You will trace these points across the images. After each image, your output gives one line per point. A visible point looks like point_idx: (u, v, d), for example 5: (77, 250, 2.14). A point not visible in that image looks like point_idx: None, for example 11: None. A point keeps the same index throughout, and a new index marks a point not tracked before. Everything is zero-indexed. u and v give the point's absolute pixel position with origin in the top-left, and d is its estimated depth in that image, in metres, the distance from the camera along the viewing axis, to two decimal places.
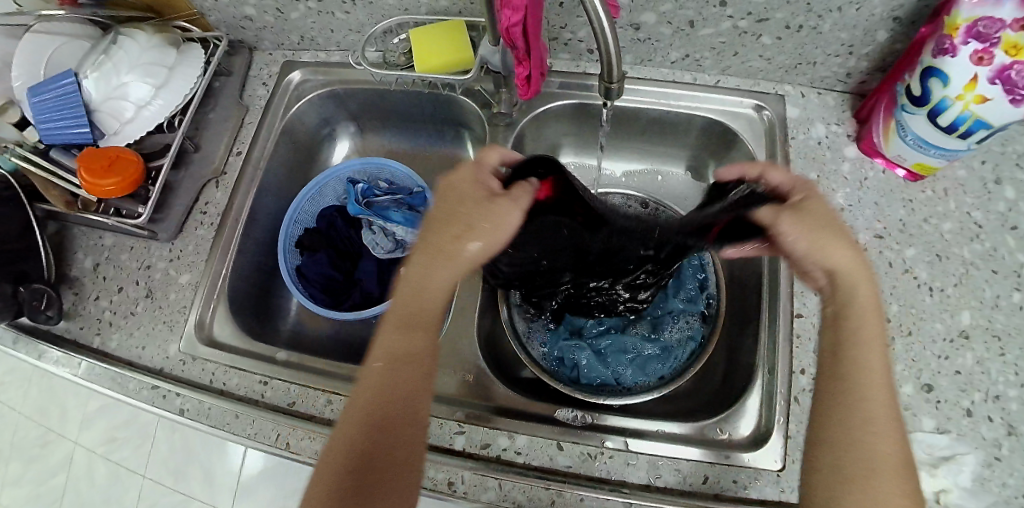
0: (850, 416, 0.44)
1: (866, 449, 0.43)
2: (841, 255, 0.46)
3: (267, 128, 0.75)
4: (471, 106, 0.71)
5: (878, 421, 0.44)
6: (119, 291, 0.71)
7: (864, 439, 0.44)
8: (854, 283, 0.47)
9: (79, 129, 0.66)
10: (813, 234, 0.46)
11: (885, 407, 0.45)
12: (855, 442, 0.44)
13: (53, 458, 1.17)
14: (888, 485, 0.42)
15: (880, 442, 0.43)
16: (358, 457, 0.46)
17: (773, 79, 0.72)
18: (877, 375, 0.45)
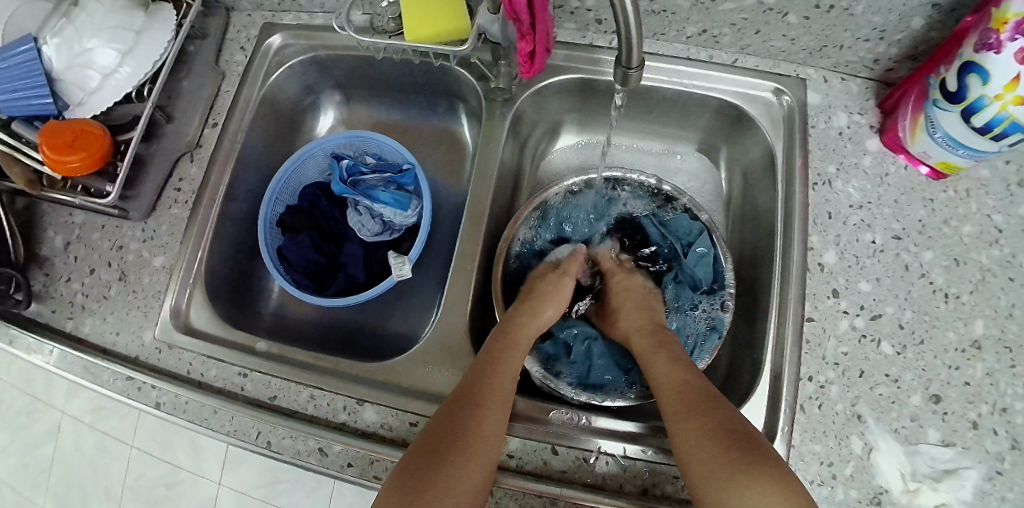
0: (670, 416, 0.50)
1: (691, 438, 0.47)
2: (627, 326, 0.62)
3: (245, 98, 0.69)
4: (467, 79, 0.66)
5: (686, 409, 0.49)
6: (91, 273, 0.67)
7: (679, 433, 0.48)
8: (652, 370, 0.56)
9: (42, 99, 0.62)
10: (637, 324, 0.61)
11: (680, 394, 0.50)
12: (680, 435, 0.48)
13: (39, 427, 1.14)
14: (713, 457, 0.45)
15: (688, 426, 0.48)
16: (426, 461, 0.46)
17: (795, 61, 0.66)
18: (664, 376, 0.53)
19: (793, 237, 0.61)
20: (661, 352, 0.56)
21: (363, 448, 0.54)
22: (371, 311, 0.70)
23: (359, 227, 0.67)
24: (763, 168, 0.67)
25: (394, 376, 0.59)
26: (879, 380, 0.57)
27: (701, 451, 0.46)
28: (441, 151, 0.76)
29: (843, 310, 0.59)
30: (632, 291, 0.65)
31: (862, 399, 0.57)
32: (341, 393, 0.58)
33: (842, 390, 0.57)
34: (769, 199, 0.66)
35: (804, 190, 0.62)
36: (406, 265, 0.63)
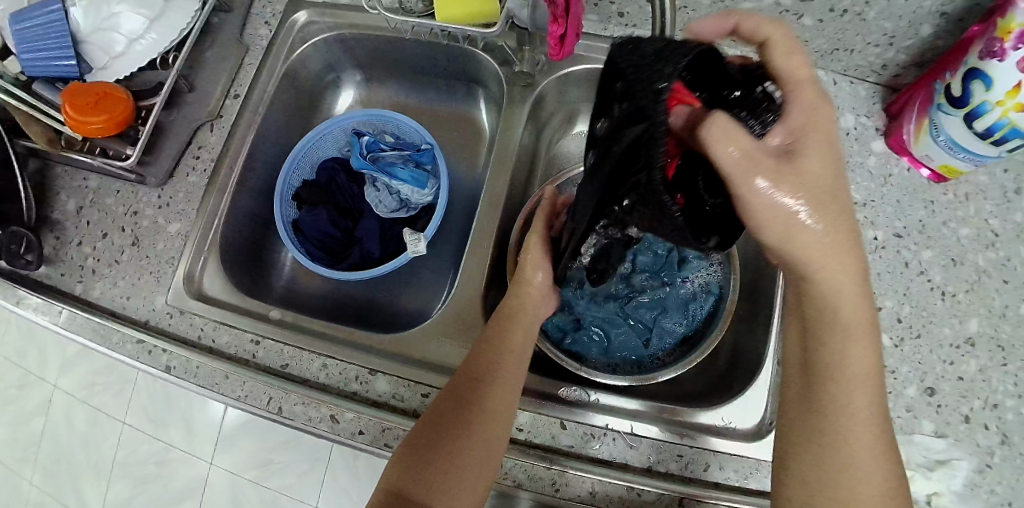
0: (834, 414, 0.44)
1: (859, 459, 0.44)
2: (810, 238, 0.38)
3: (268, 72, 0.70)
4: (490, 65, 0.67)
5: (870, 429, 0.44)
6: (103, 238, 0.68)
7: (849, 444, 0.44)
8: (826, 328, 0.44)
9: (66, 61, 0.62)
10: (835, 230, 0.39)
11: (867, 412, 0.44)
12: (844, 445, 0.44)
13: (31, 400, 1.13)
14: (870, 481, 0.44)
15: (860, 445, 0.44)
16: (441, 461, 0.48)
17: (806, 63, 0.69)
18: (860, 374, 0.44)
19: None
20: (863, 329, 0.44)
21: (375, 416, 0.55)
22: (382, 287, 0.71)
23: (376, 203, 0.68)
24: None
25: (407, 348, 0.59)
26: None
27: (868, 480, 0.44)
28: (458, 133, 0.77)
29: None
30: (818, 166, 0.39)
31: None
32: (353, 363, 0.58)
33: None
34: None
35: None
36: (422, 241, 0.64)
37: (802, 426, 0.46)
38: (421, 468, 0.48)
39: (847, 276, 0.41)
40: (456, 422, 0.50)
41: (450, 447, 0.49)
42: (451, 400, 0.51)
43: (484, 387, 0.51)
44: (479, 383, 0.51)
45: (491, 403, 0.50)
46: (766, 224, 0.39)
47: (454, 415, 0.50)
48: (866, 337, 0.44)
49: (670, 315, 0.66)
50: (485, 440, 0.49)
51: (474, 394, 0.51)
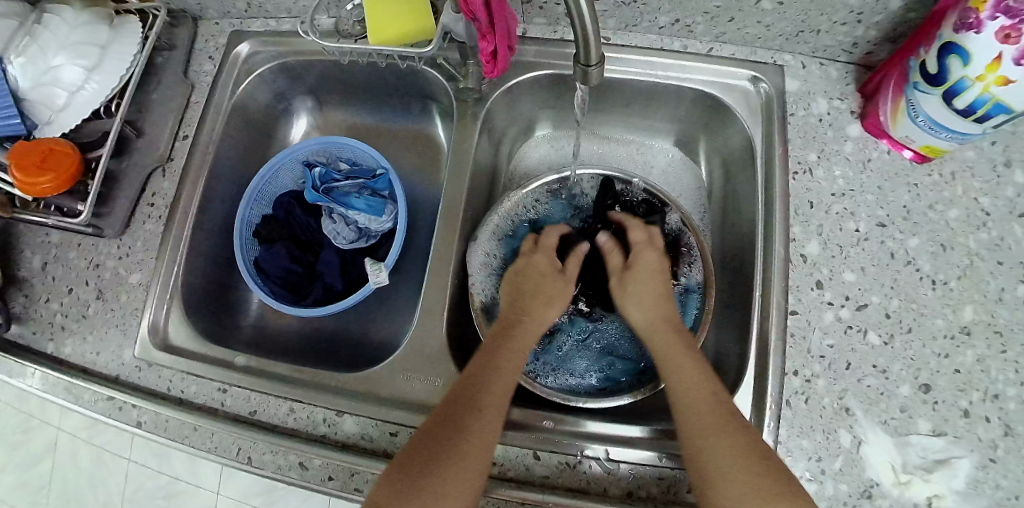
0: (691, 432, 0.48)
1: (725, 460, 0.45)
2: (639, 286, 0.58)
3: (214, 109, 0.68)
4: (438, 80, 0.65)
5: (714, 427, 0.47)
6: (69, 293, 0.67)
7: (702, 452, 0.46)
8: (670, 377, 0.52)
9: (10, 121, 0.61)
10: (654, 315, 0.56)
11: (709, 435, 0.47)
12: (699, 444, 0.47)
13: (36, 444, 1.14)
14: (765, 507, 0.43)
15: (717, 442, 0.46)
16: (416, 464, 0.46)
17: (772, 47, 0.64)
18: (689, 395, 0.50)
19: (775, 227, 0.60)
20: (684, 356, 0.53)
21: (343, 461, 0.54)
22: (350, 319, 0.69)
23: (334, 234, 0.66)
24: (743, 158, 0.66)
25: (373, 386, 0.58)
26: (867, 371, 0.56)
27: (733, 480, 0.44)
28: (417, 152, 0.75)
29: (828, 302, 0.58)
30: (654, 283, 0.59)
31: (850, 392, 0.56)
32: (320, 405, 0.57)
33: (829, 384, 0.56)
34: (749, 189, 0.64)
35: (785, 180, 0.61)
36: (383, 271, 0.62)
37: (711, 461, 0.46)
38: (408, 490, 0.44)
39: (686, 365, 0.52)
40: (447, 440, 0.47)
41: (437, 474, 0.45)
42: (443, 415, 0.49)
43: (479, 407, 0.49)
44: (474, 399, 0.49)
45: (484, 421, 0.48)
46: (641, 312, 0.57)
47: (443, 437, 0.47)
48: (688, 366, 0.52)
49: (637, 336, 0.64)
50: (477, 454, 0.46)
51: (468, 415, 0.48)
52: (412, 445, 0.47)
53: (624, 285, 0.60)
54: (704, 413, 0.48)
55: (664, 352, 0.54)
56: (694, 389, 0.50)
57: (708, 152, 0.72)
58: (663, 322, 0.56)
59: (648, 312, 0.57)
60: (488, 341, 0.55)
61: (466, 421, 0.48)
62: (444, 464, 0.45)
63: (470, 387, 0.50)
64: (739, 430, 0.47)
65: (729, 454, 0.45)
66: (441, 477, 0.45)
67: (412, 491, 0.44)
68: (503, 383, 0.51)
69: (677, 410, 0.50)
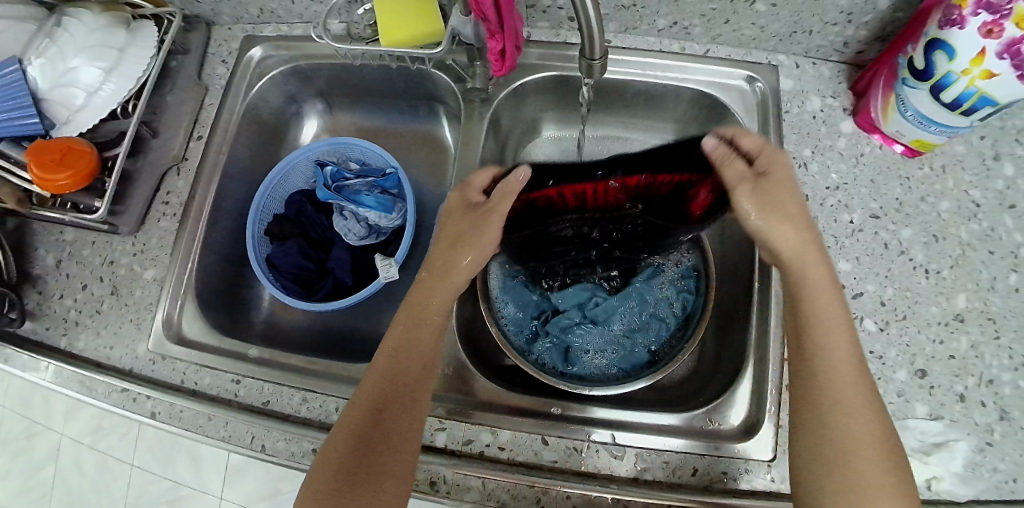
0: (824, 406, 0.47)
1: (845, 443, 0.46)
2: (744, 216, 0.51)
3: (228, 110, 0.70)
4: (445, 81, 0.67)
5: (857, 410, 0.46)
6: (83, 289, 0.68)
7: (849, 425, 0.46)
8: (817, 305, 0.50)
9: (28, 120, 0.63)
10: (804, 238, 0.51)
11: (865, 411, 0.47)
12: (831, 420, 0.46)
13: (40, 450, 1.13)
14: (885, 489, 0.44)
15: (857, 429, 0.46)
16: (349, 454, 0.50)
17: (766, 48, 0.67)
18: (835, 353, 0.48)
19: None
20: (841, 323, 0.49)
21: None
22: (359, 314, 0.71)
23: (345, 231, 0.68)
24: None
25: None
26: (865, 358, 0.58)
27: (864, 458, 0.45)
28: (423, 152, 0.77)
29: None
30: (786, 185, 0.52)
31: None
32: (332, 395, 0.58)
33: None
34: None
35: None
36: (393, 266, 0.64)
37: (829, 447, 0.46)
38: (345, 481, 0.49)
39: (835, 321, 0.49)
40: (374, 429, 0.50)
41: (373, 462, 0.49)
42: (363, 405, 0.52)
43: (407, 395, 0.52)
44: (399, 389, 0.52)
45: (407, 412, 0.51)
46: (768, 228, 0.51)
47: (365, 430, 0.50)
48: (841, 334, 0.49)
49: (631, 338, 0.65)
50: (407, 441, 0.50)
51: (392, 406, 0.51)
52: (339, 437, 0.51)
53: (757, 191, 0.51)
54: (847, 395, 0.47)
55: (820, 300, 0.49)
56: (841, 362, 0.48)
57: None
58: (804, 243, 0.50)
59: (783, 235, 0.51)
60: (404, 314, 0.56)
61: (390, 414, 0.51)
62: (376, 456, 0.49)
63: (393, 374, 0.52)
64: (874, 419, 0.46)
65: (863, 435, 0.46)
66: (379, 467, 0.49)
67: (354, 478, 0.49)
68: (422, 360, 0.54)
69: (829, 377, 0.47)
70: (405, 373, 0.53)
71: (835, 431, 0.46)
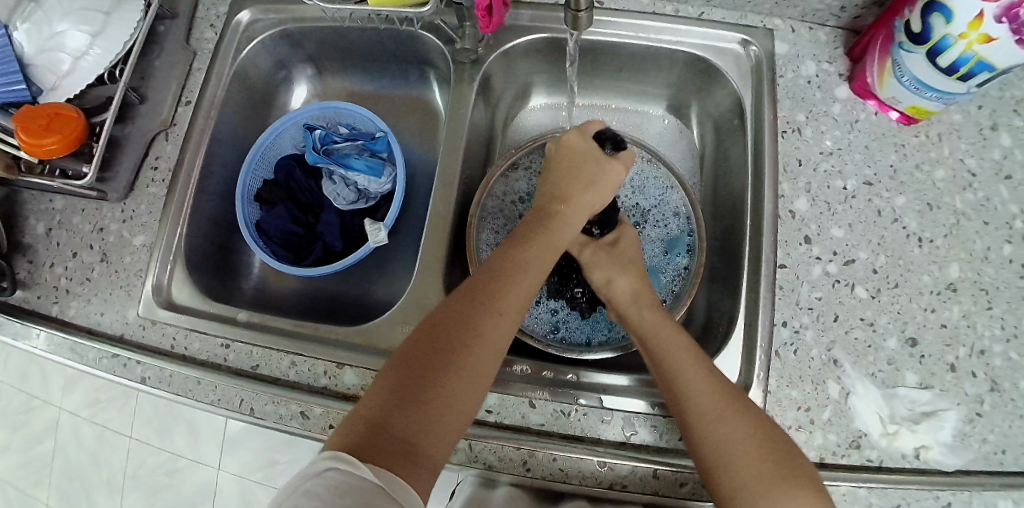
0: (695, 417, 0.47)
1: (737, 445, 0.45)
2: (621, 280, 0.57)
3: (215, 76, 0.68)
4: (434, 44, 0.65)
5: (725, 413, 0.46)
6: (73, 257, 0.68)
7: (704, 401, 0.47)
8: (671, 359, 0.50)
9: (16, 86, 0.63)
10: (654, 316, 0.54)
11: (698, 379, 0.48)
12: (709, 420, 0.46)
13: (39, 423, 1.13)
14: (759, 468, 0.44)
15: (740, 433, 0.45)
16: (417, 366, 0.45)
17: (762, 12, 0.64)
18: (685, 364, 0.50)
19: (763, 184, 0.59)
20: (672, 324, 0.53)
21: (345, 411, 0.55)
22: (349, 281, 0.70)
23: (334, 196, 0.67)
24: (732, 120, 0.65)
25: (372, 339, 0.58)
26: (855, 324, 0.57)
27: (739, 451, 0.45)
28: (415, 118, 0.76)
29: (817, 257, 0.58)
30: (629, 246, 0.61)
31: (838, 344, 0.56)
32: (320, 358, 0.58)
33: (818, 335, 0.56)
34: (740, 151, 0.64)
35: (773, 139, 0.60)
36: (382, 231, 0.63)
37: (713, 434, 0.46)
38: (398, 403, 0.43)
39: (673, 335, 0.52)
40: (448, 342, 0.46)
41: (438, 389, 0.44)
42: (417, 350, 0.46)
43: (488, 310, 0.48)
44: (475, 309, 0.48)
45: (490, 337, 0.47)
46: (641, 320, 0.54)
47: (416, 372, 0.44)
48: (676, 333, 0.52)
49: None
50: (478, 368, 0.46)
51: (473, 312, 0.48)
52: (404, 354, 0.46)
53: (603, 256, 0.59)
54: (711, 396, 0.47)
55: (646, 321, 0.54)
56: (700, 372, 0.49)
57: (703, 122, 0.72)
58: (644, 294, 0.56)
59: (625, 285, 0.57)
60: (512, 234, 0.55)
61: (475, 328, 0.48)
62: (459, 371, 0.45)
63: (463, 300, 0.49)
64: (746, 426, 0.46)
65: (745, 427, 0.46)
66: (445, 381, 0.44)
67: (418, 381, 0.44)
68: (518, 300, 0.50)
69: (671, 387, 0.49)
70: (467, 292, 0.50)
71: (716, 432, 0.46)
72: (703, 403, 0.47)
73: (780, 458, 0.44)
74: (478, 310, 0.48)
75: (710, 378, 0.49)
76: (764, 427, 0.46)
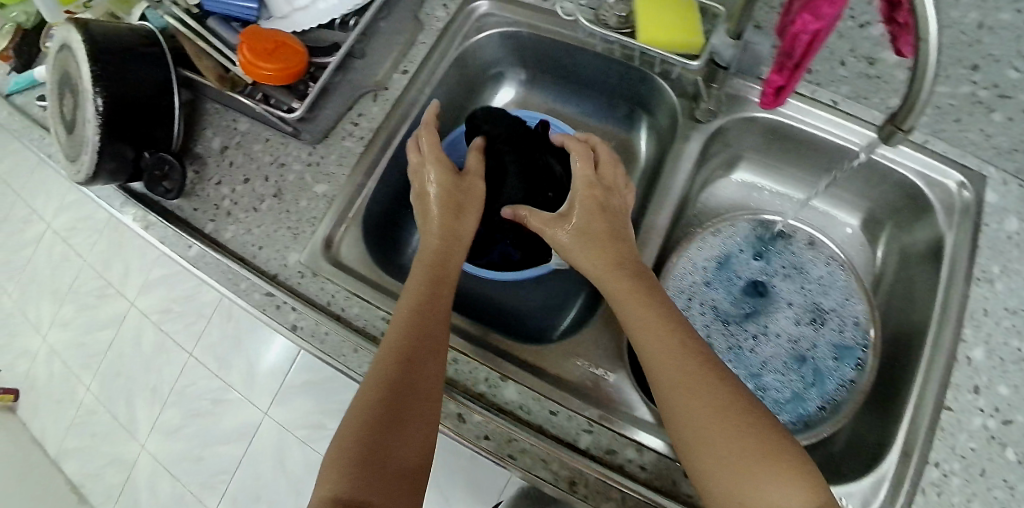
0: (691, 426, 0.43)
1: (737, 456, 0.41)
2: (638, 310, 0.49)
3: (439, 54, 0.69)
4: (667, 96, 0.66)
5: (715, 417, 0.43)
6: (244, 183, 0.67)
7: (692, 399, 0.44)
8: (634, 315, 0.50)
9: (248, 4, 0.65)
10: (622, 284, 0.51)
11: (676, 367, 0.46)
12: (716, 424, 0.43)
13: (108, 311, 1.15)
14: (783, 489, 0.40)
15: (737, 441, 0.42)
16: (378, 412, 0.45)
17: (980, 156, 0.64)
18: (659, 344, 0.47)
19: (948, 321, 0.59)
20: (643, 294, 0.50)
21: (502, 425, 0.54)
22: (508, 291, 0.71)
23: None
24: (925, 255, 0.66)
25: (539, 359, 0.60)
26: (995, 484, 0.53)
27: (758, 471, 0.41)
28: (609, 153, 0.75)
29: (980, 408, 0.56)
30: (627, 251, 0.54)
31: (978, 498, 0.52)
32: (485, 365, 0.57)
33: (963, 484, 0.53)
34: (929, 285, 0.64)
35: (965, 282, 0.60)
36: None
37: (718, 447, 0.42)
38: (366, 457, 0.43)
39: (637, 308, 0.50)
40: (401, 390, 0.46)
41: (394, 438, 0.44)
42: (376, 396, 0.46)
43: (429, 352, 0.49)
44: (412, 351, 0.48)
45: (425, 373, 0.48)
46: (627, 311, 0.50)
47: (385, 417, 0.45)
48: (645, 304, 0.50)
49: (795, 385, 0.64)
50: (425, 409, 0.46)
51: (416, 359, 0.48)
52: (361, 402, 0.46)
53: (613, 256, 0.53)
54: (685, 382, 0.45)
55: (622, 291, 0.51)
56: (671, 349, 0.47)
57: (886, 241, 0.73)
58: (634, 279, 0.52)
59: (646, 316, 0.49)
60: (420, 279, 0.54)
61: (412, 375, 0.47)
62: (409, 412, 0.45)
63: (409, 348, 0.48)
64: (730, 426, 0.42)
65: (752, 439, 0.42)
66: (405, 424, 0.45)
67: (384, 423, 0.45)
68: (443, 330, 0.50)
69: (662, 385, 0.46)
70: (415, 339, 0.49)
71: (704, 434, 0.42)
72: (689, 406, 0.44)
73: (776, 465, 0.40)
74: (419, 362, 0.48)
75: (699, 370, 0.45)
76: (751, 430, 0.42)
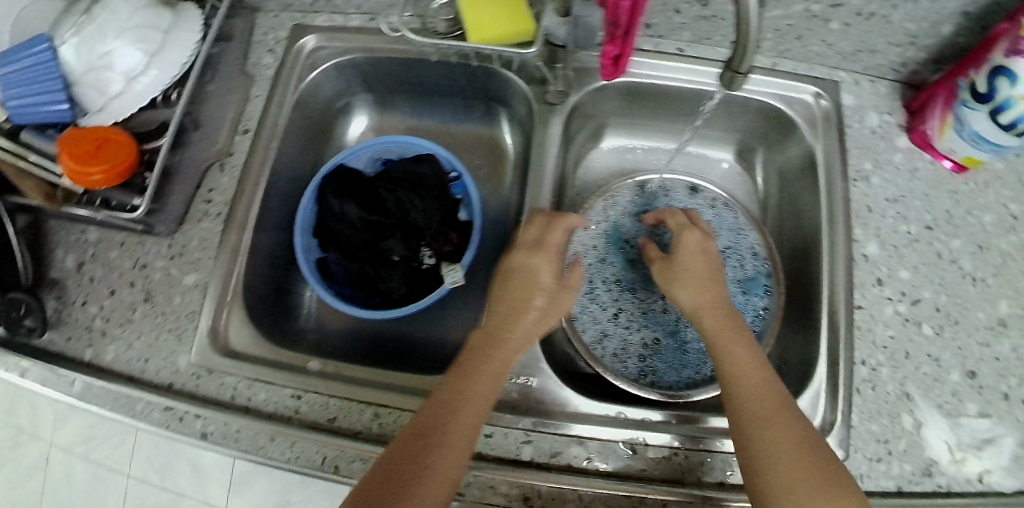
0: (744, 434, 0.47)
1: (782, 456, 0.45)
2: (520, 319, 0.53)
3: (278, 103, 0.66)
4: (519, 85, 0.65)
5: (769, 416, 0.47)
6: (110, 296, 0.62)
7: (759, 412, 0.47)
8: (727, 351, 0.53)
9: (55, 107, 0.57)
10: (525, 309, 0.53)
11: (754, 384, 0.49)
12: (777, 430, 0.46)
13: (25, 459, 1.04)
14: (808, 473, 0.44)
15: (777, 446, 0.45)
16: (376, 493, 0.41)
17: (829, 65, 0.67)
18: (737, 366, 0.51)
19: (838, 226, 0.63)
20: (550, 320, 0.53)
21: None
22: (416, 320, 0.69)
23: None
24: (800, 171, 0.69)
25: None
26: (923, 360, 0.58)
27: (782, 466, 0.44)
28: (478, 154, 0.75)
29: (888, 297, 0.60)
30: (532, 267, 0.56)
31: (910, 379, 0.57)
32: (408, 411, 0.55)
33: (891, 371, 0.57)
34: (810, 196, 0.67)
35: (844, 187, 0.64)
36: (458, 271, 0.64)
37: (765, 453, 0.45)
38: None
39: None
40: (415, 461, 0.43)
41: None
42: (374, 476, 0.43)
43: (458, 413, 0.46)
44: (439, 420, 0.45)
45: (457, 440, 0.45)
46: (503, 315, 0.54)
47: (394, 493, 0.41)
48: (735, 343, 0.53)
49: None
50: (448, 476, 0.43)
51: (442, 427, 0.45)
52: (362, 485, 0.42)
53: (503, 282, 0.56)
54: (763, 408, 0.47)
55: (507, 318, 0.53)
56: (761, 376, 0.50)
57: (762, 167, 0.75)
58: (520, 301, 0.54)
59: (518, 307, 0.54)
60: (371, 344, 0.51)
61: (424, 439, 0.44)
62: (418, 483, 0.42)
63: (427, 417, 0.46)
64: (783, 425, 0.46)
65: (791, 433, 0.46)
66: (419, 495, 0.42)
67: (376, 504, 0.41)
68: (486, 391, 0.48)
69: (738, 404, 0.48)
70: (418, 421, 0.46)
71: (761, 447, 0.45)
72: (782, 422, 0.46)
73: (809, 452, 0.45)
74: (429, 431, 0.45)
75: (783, 395, 0.48)
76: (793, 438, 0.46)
